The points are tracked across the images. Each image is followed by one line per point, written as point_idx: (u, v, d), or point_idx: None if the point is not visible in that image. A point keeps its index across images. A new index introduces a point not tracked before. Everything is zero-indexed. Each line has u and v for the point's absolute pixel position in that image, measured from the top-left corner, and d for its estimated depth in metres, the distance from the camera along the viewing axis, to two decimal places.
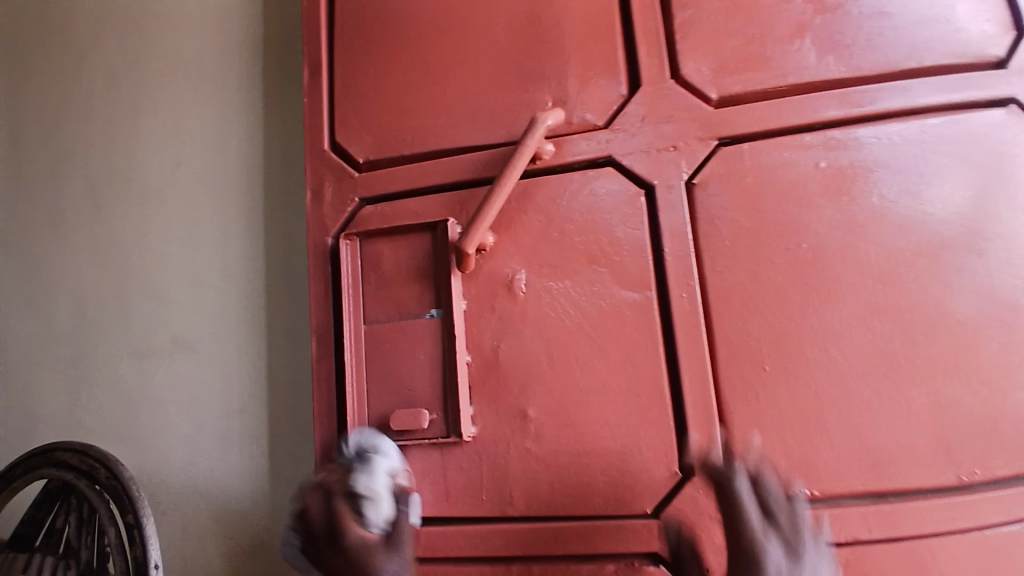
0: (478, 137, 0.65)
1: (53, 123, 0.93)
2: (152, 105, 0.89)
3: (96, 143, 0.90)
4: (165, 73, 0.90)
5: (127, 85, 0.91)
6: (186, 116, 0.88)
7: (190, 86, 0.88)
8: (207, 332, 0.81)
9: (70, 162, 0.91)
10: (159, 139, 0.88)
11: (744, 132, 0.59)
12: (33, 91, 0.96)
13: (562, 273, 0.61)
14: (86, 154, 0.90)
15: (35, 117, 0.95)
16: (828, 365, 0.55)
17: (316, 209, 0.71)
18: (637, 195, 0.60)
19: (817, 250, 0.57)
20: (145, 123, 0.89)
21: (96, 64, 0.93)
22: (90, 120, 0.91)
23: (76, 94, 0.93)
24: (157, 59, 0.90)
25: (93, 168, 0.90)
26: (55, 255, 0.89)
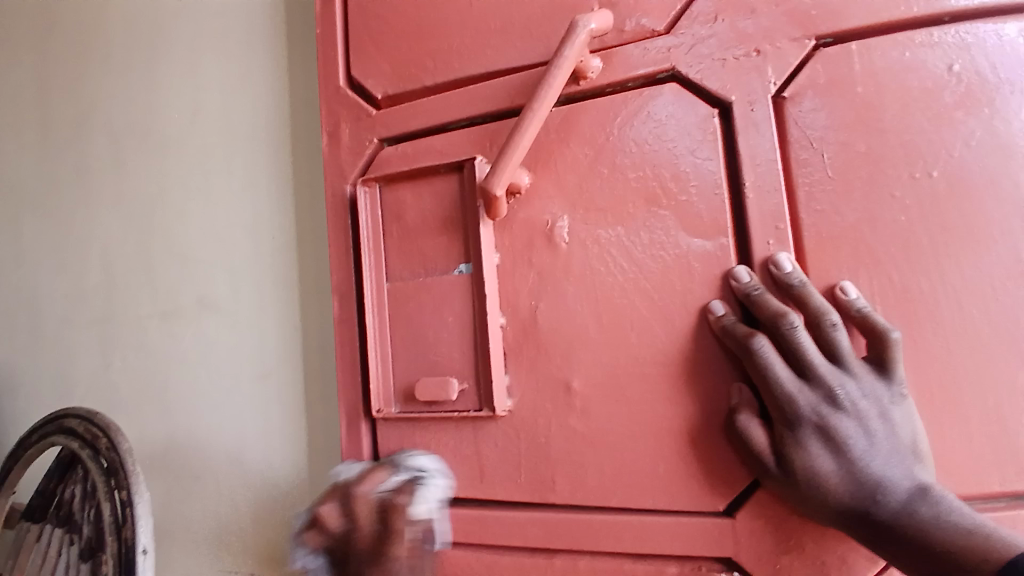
0: (509, 56, 0.54)
1: (87, 81, 0.92)
2: (168, 51, 0.84)
3: (124, 98, 0.87)
4: (178, 14, 0.83)
5: (147, 33, 0.86)
6: (200, 60, 0.81)
7: (205, 25, 0.81)
8: (228, 291, 0.76)
9: (102, 120, 0.89)
10: (177, 87, 0.83)
11: (850, 29, 0.45)
12: (69, 49, 0.94)
13: (613, 218, 0.50)
14: (115, 110, 0.88)
15: (71, 78, 0.93)
16: (959, 332, 0.42)
17: (333, 153, 0.62)
18: (710, 116, 0.48)
19: (950, 180, 0.43)
20: (167, 73, 0.83)
21: (121, 15, 0.89)
22: (117, 74, 0.88)
23: (106, 50, 0.90)
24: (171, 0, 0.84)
25: (122, 124, 0.87)
26: (95, 218, 0.88)
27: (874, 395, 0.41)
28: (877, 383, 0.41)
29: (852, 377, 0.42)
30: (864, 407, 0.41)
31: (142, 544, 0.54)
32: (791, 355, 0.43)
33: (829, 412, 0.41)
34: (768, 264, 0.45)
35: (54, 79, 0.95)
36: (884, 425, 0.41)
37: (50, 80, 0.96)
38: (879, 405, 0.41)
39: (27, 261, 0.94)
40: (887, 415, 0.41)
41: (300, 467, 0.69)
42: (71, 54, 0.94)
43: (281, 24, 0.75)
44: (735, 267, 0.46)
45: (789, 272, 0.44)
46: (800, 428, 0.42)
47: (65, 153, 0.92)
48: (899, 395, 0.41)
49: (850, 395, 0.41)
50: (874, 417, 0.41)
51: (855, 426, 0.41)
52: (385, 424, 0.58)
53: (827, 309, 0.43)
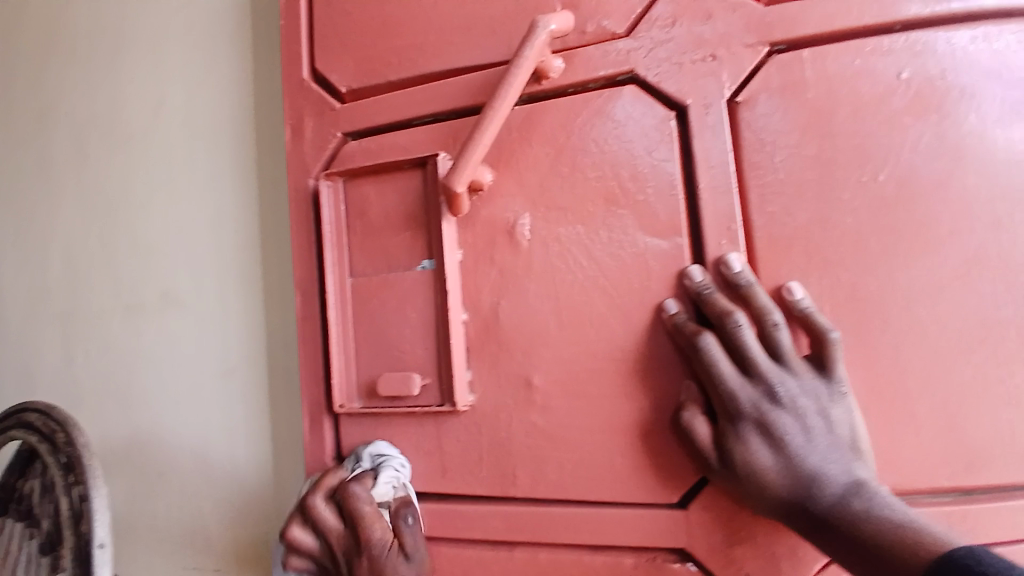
0: (472, 54, 0.54)
1: (47, 70, 0.89)
2: (131, 40, 0.82)
3: (85, 88, 0.86)
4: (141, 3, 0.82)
5: (109, 22, 0.84)
6: (163, 50, 0.79)
7: (169, 14, 0.79)
8: (192, 285, 0.75)
9: (63, 110, 0.87)
10: (140, 77, 0.81)
11: (803, 35, 0.46)
12: (28, 37, 0.92)
13: (574, 216, 0.51)
14: (77, 100, 0.86)
15: (32, 67, 0.91)
16: (907, 331, 0.44)
17: (296, 147, 0.61)
18: (668, 118, 0.49)
19: (899, 184, 0.45)
20: (130, 63, 0.82)
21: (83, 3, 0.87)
22: (78, 63, 0.86)
23: (68, 38, 0.88)
24: None
25: (83, 115, 0.85)
26: (56, 211, 0.86)
27: (813, 393, 0.43)
28: (817, 381, 0.43)
29: (792, 374, 0.43)
30: (803, 404, 0.43)
31: (99, 537, 0.53)
32: (734, 352, 0.44)
33: (768, 408, 0.43)
34: (719, 264, 0.46)
35: (13, 68, 0.93)
36: (822, 421, 0.42)
37: (9, 69, 0.93)
38: (819, 402, 0.43)
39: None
40: (825, 412, 0.43)
41: (265, 462, 0.69)
42: (31, 43, 0.92)
43: (247, 14, 0.74)
44: (689, 266, 0.47)
45: (738, 273, 0.45)
46: (741, 423, 0.43)
47: (26, 145, 0.90)
48: (839, 393, 0.43)
49: (789, 391, 0.43)
50: (812, 414, 0.42)
51: (793, 422, 0.42)
52: (348, 419, 0.58)
53: (771, 308, 0.44)
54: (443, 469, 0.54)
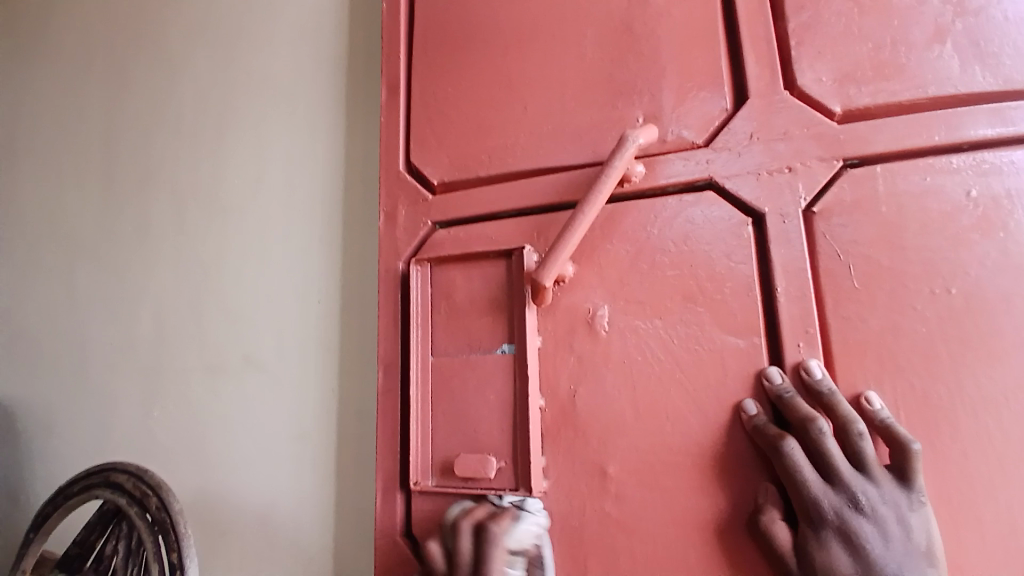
0: (558, 157, 0.59)
1: (150, 145, 0.99)
2: (232, 123, 0.91)
3: (185, 163, 0.94)
4: (246, 91, 0.91)
5: (212, 106, 0.94)
6: (263, 134, 0.88)
7: (273, 104, 0.88)
8: (272, 351, 0.79)
9: (163, 182, 0.96)
10: (239, 156, 0.89)
11: (876, 152, 0.50)
12: (135, 115, 1.02)
13: (650, 311, 0.54)
14: (176, 173, 0.95)
15: (138, 141, 1.00)
16: (984, 441, 0.44)
17: (388, 233, 0.66)
18: (743, 225, 0.52)
19: (971, 296, 0.46)
20: (231, 143, 0.90)
21: (192, 88, 0.96)
22: (181, 141, 0.95)
23: (175, 119, 0.97)
24: (240, 78, 0.92)
25: (181, 188, 0.94)
26: (149, 273, 0.93)
27: (893, 501, 0.43)
28: (897, 490, 0.43)
29: (874, 483, 0.44)
30: (884, 512, 0.43)
31: None
32: (816, 457, 0.45)
33: (849, 514, 0.43)
34: (798, 369, 0.48)
35: (120, 141, 1.02)
36: (902, 529, 0.42)
37: (116, 141, 1.03)
38: (899, 511, 0.43)
39: (76, 310, 0.99)
40: (906, 521, 0.43)
41: (327, 530, 0.71)
42: (139, 120, 1.01)
43: (345, 109, 0.82)
44: (768, 366, 0.49)
45: (819, 379, 0.47)
46: (821, 527, 0.44)
47: (126, 211, 0.98)
48: (918, 502, 0.43)
49: (870, 499, 0.43)
50: (891, 522, 0.43)
51: (874, 530, 0.43)
52: (420, 496, 0.59)
53: (855, 418, 0.45)
54: None
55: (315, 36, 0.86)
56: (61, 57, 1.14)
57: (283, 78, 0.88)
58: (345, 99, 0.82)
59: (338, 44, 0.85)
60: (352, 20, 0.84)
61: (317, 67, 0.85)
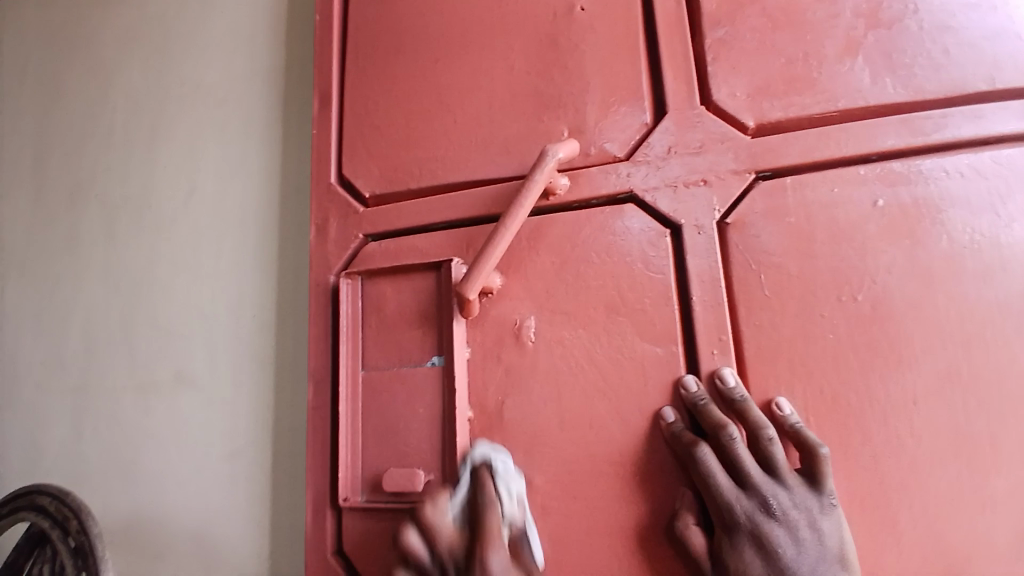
0: (486, 170, 0.60)
1: (83, 154, 0.96)
2: (167, 132, 0.89)
3: (117, 173, 0.92)
4: (182, 99, 0.89)
5: (146, 114, 0.91)
6: (199, 143, 0.86)
7: (209, 113, 0.86)
8: (207, 366, 0.78)
9: (96, 192, 0.93)
10: (173, 166, 0.87)
11: (787, 164, 0.51)
12: (67, 123, 0.99)
13: (575, 321, 0.54)
14: (109, 183, 0.92)
15: (70, 151, 0.97)
16: (890, 443, 0.46)
17: (320, 246, 0.65)
18: (662, 237, 0.53)
19: (876, 303, 0.48)
20: (166, 153, 0.88)
21: (126, 96, 0.94)
22: (114, 150, 0.93)
23: (108, 128, 0.94)
24: (175, 86, 0.90)
25: (114, 198, 0.91)
26: (81, 286, 0.90)
27: (805, 506, 0.44)
28: (808, 494, 0.45)
29: (785, 488, 0.45)
30: (795, 516, 0.44)
31: None
32: (729, 463, 0.46)
33: (762, 519, 0.44)
34: (714, 377, 0.49)
35: (52, 150, 0.99)
36: (813, 533, 0.44)
37: (48, 150, 0.99)
38: (810, 515, 0.44)
39: (5, 325, 0.95)
40: (816, 524, 0.44)
41: (261, 549, 0.69)
42: (72, 129, 0.98)
43: (281, 118, 0.81)
44: (685, 375, 0.50)
45: (732, 387, 0.48)
46: (736, 533, 0.45)
47: (58, 222, 0.95)
48: (829, 506, 0.45)
49: (782, 504, 0.44)
50: (802, 526, 0.44)
51: (786, 534, 0.44)
52: (351, 511, 0.59)
53: (765, 424, 0.47)
54: None
55: (252, 44, 0.85)
56: None
57: (219, 86, 0.86)
58: (282, 109, 0.81)
59: (275, 52, 0.83)
60: (288, 28, 0.83)
61: (253, 75, 0.84)
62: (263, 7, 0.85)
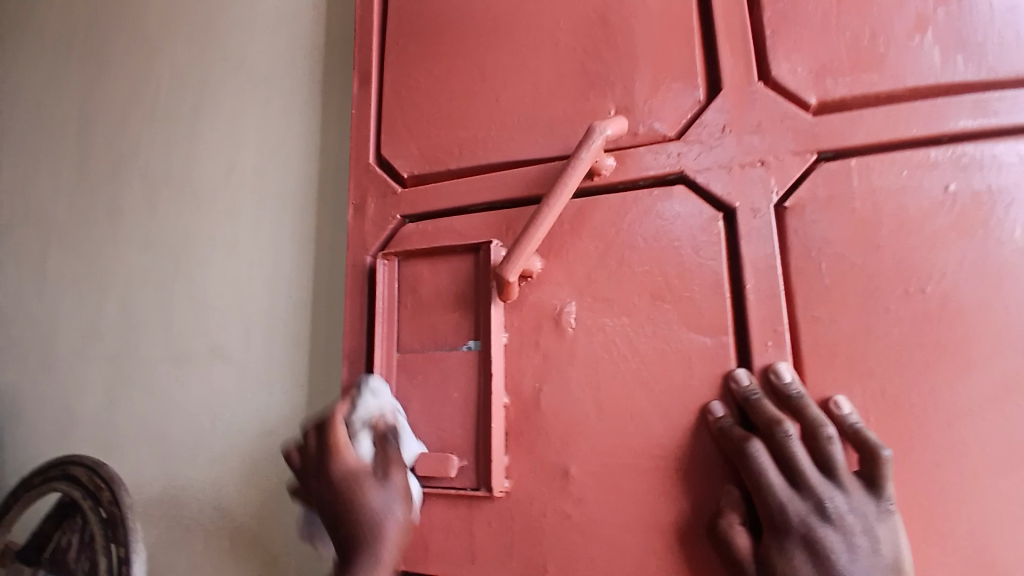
0: (530, 150, 0.58)
1: (124, 130, 0.97)
2: (207, 110, 0.89)
3: (158, 149, 0.92)
4: (223, 77, 0.89)
5: (188, 91, 0.92)
6: (240, 121, 0.86)
7: (250, 93, 0.86)
8: (240, 343, 0.78)
9: (136, 167, 0.94)
10: (214, 143, 0.88)
11: (851, 146, 0.48)
12: (110, 100, 1.00)
13: (619, 308, 0.52)
14: (149, 158, 0.93)
15: (114, 129, 0.98)
16: (953, 446, 0.43)
17: (356, 226, 0.64)
18: (714, 220, 0.50)
19: (943, 297, 0.45)
20: (207, 130, 0.88)
21: (169, 74, 0.94)
22: (156, 126, 0.94)
23: (150, 107, 0.95)
24: (217, 64, 0.90)
25: (154, 173, 0.92)
26: (120, 261, 0.91)
27: (861, 511, 0.42)
28: (865, 498, 0.42)
29: (842, 490, 0.42)
30: (851, 521, 0.41)
31: None
32: (782, 461, 0.44)
33: (816, 523, 0.42)
34: (768, 371, 0.47)
35: (95, 127, 1.00)
36: (869, 540, 0.41)
37: (92, 127, 1.01)
38: (866, 520, 0.41)
39: (46, 296, 0.97)
40: (873, 531, 0.41)
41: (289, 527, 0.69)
42: (115, 106, 0.99)
43: (320, 99, 0.80)
44: (736, 368, 0.48)
45: (789, 383, 0.46)
46: (786, 537, 0.42)
47: (98, 197, 0.96)
48: (886, 512, 0.42)
49: (837, 507, 0.42)
50: (858, 532, 0.41)
51: (840, 540, 0.41)
52: None
53: (823, 420, 0.44)
54: (470, 556, 0.53)
55: (294, 23, 0.85)
56: (41, 42, 1.12)
57: (260, 66, 0.86)
58: (321, 90, 0.80)
59: (316, 32, 0.83)
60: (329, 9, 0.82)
61: (294, 55, 0.84)
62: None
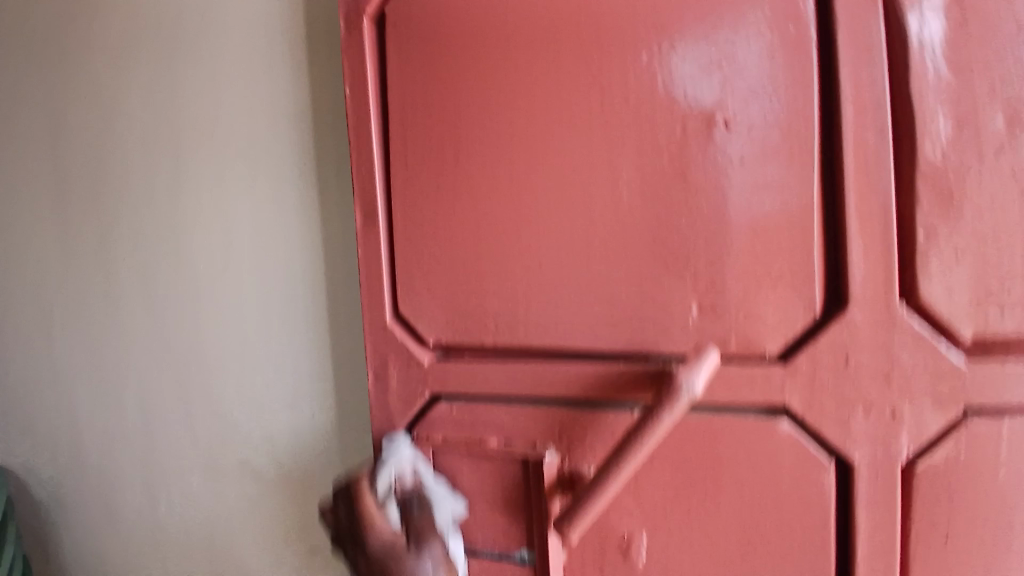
0: (586, 338, 0.48)
1: (6, 164, 0.72)
2: (120, 153, 0.66)
3: (60, 199, 0.70)
4: (134, 108, 0.65)
5: (87, 121, 0.67)
6: (170, 176, 0.64)
7: (215, 146, 0.62)
8: (227, 472, 0.66)
9: (34, 221, 0.71)
10: (137, 205, 0.66)
11: (1005, 401, 0.39)
12: None
13: (699, 550, 0.45)
14: (51, 211, 0.70)
15: (20, 169, 0.71)
16: None
17: (377, 395, 0.55)
18: (823, 471, 0.42)
19: None
20: (124, 183, 0.66)
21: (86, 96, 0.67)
22: (49, 167, 0.70)
23: (65, 145, 0.69)
24: (122, 88, 0.65)
25: (62, 233, 0.70)
26: (43, 348, 0.73)
27: None
28: None
29: None
30: None
31: None
32: None
33: None
34: None
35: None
36: None
37: None
38: None
39: None
40: None
41: None
42: (12, 135, 0.71)
43: (301, 164, 0.59)
44: None
45: None
46: None
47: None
48: None
49: None
50: None
51: None
52: None
53: None
54: None
55: (225, 37, 0.60)
56: None
57: (219, 108, 0.61)
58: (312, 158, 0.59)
59: (261, 56, 0.59)
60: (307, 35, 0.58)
61: (233, 88, 0.60)
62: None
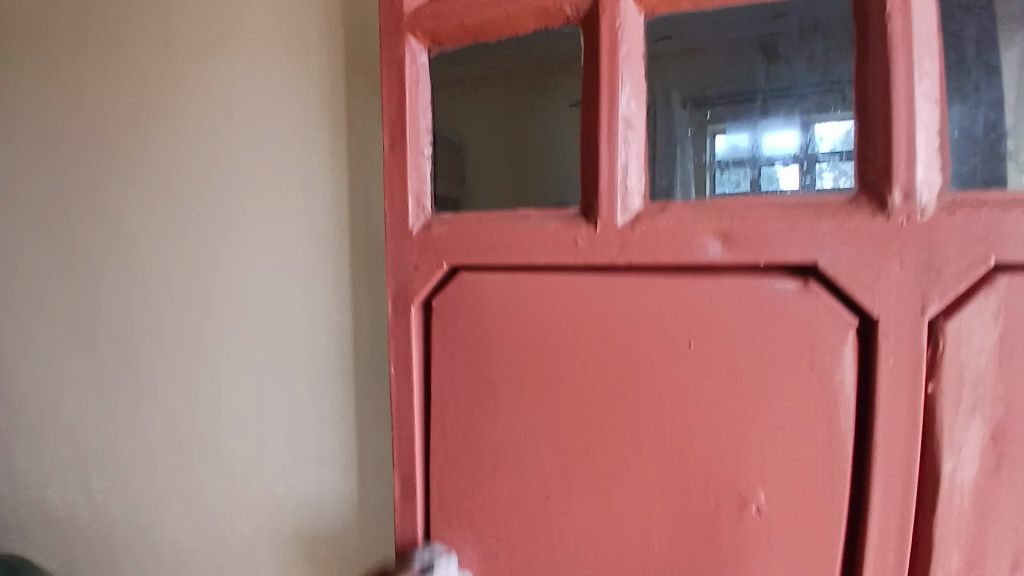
0: None
1: (140, 356, 0.86)
2: (223, 368, 0.78)
3: (177, 394, 0.83)
4: (239, 335, 0.76)
5: (200, 335, 0.80)
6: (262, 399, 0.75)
7: (279, 356, 0.73)
8: None
9: (157, 405, 0.85)
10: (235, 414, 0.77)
11: None
12: (120, 309, 0.88)
13: None
14: (169, 401, 0.84)
15: (125, 303, 0.87)
16: None
17: None
18: None
19: None
20: (226, 394, 0.78)
21: (177, 260, 0.81)
22: (170, 365, 0.83)
23: (183, 344, 0.82)
24: (230, 316, 0.77)
25: (177, 421, 0.83)
26: (159, 506, 0.87)
27: None
28: None
29: None
30: None
31: None
32: None
33: None
34: None
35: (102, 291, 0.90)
36: None
37: (103, 335, 0.90)
38: None
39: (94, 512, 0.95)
40: None
41: None
42: (121, 273, 0.87)
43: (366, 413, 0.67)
44: None
45: None
46: None
47: (126, 425, 0.89)
48: None
49: None
50: None
51: None
52: None
53: None
54: None
55: (313, 296, 0.69)
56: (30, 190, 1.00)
57: (274, 300, 0.72)
58: (351, 365, 0.67)
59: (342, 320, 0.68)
60: (349, 268, 0.67)
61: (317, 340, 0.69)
62: (321, 209, 0.68)
